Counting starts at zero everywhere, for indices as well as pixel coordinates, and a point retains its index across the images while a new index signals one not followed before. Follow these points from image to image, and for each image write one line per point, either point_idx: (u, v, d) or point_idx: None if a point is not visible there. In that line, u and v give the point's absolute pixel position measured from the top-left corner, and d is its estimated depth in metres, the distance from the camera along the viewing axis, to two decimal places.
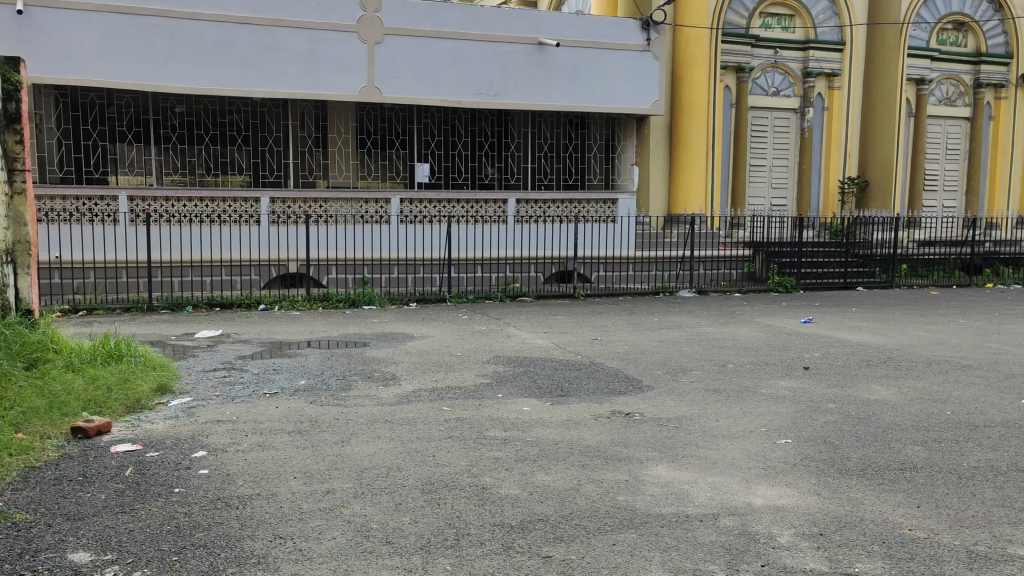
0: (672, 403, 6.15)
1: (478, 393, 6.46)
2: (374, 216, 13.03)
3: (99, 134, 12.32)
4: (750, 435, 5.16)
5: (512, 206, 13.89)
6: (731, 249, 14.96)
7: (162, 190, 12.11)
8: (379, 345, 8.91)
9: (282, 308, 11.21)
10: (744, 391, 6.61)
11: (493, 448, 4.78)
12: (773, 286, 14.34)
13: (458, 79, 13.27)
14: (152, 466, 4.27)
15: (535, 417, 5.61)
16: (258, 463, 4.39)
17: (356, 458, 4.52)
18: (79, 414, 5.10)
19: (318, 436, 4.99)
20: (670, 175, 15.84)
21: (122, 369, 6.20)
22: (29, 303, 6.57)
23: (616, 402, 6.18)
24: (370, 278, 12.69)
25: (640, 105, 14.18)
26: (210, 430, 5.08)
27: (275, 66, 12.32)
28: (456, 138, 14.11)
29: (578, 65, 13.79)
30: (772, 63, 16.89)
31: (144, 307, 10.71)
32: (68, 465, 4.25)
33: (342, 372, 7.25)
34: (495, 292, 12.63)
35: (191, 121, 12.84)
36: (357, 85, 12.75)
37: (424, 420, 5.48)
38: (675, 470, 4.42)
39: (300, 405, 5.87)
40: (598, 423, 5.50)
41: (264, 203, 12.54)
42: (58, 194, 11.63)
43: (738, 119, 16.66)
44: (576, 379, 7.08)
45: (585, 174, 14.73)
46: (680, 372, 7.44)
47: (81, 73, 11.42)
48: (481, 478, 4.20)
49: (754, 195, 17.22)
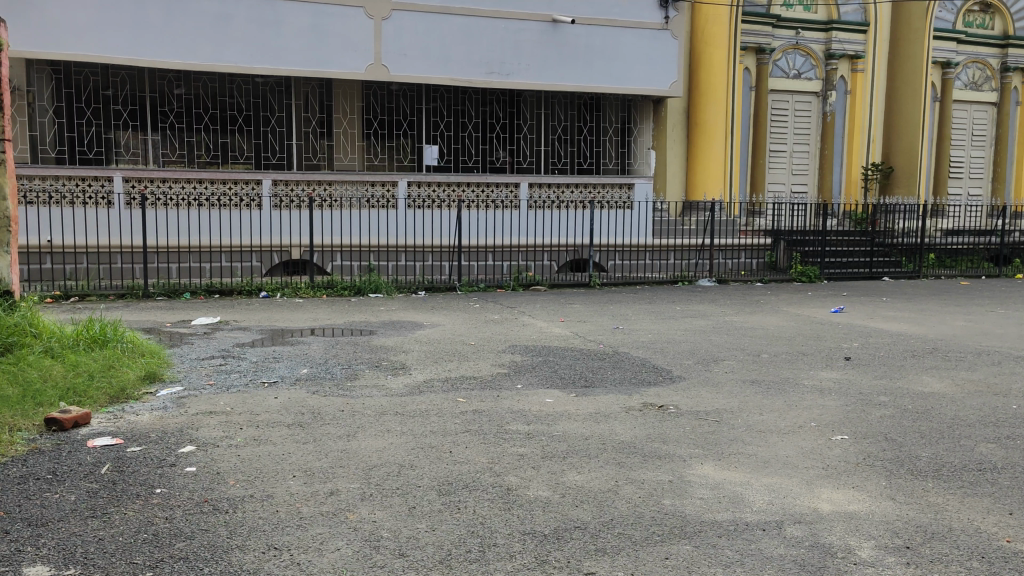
0: (709, 396, 5.62)
1: (495, 383, 5.95)
2: (380, 201, 12.58)
3: (93, 113, 11.89)
4: (800, 431, 4.64)
5: (524, 190, 13.39)
6: (752, 238, 14.44)
7: (159, 171, 11.65)
8: (387, 333, 8.41)
9: (284, 296, 10.74)
10: (785, 382, 6.09)
11: (516, 443, 4.26)
12: (795, 275, 13.81)
13: (468, 57, 12.74)
14: (132, 463, 3.78)
15: (559, 410, 5.10)
16: (253, 460, 3.89)
17: (364, 454, 4.02)
18: (56, 404, 4.67)
19: (321, 429, 4.50)
20: (687, 160, 15.33)
21: (107, 355, 5.74)
22: (9, 284, 6.17)
23: (648, 393, 5.67)
24: (377, 265, 12.21)
25: (658, 88, 13.63)
26: (201, 423, 4.59)
27: (278, 42, 11.82)
28: (466, 119, 13.64)
29: (592, 43, 13.26)
30: (794, 44, 16.29)
31: (140, 293, 10.25)
32: (37, 461, 3.78)
33: (347, 361, 6.74)
34: (507, 281, 12.11)
35: (191, 100, 12.33)
36: (364, 62, 12.24)
37: (437, 412, 4.97)
38: (722, 469, 3.89)
39: (302, 395, 5.36)
40: (630, 416, 4.98)
41: (266, 185, 12.10)
42: (50, 175, 11.23)
43: (758, 103, 16.12)
44: (601, 369, 6.58)
45: (600, 158, 14.28)
46: (712, 362, 6.93)
47: (73, 46, 10.94)
48: (505, 477, 3.69)
49: (774, 181, 16.67)
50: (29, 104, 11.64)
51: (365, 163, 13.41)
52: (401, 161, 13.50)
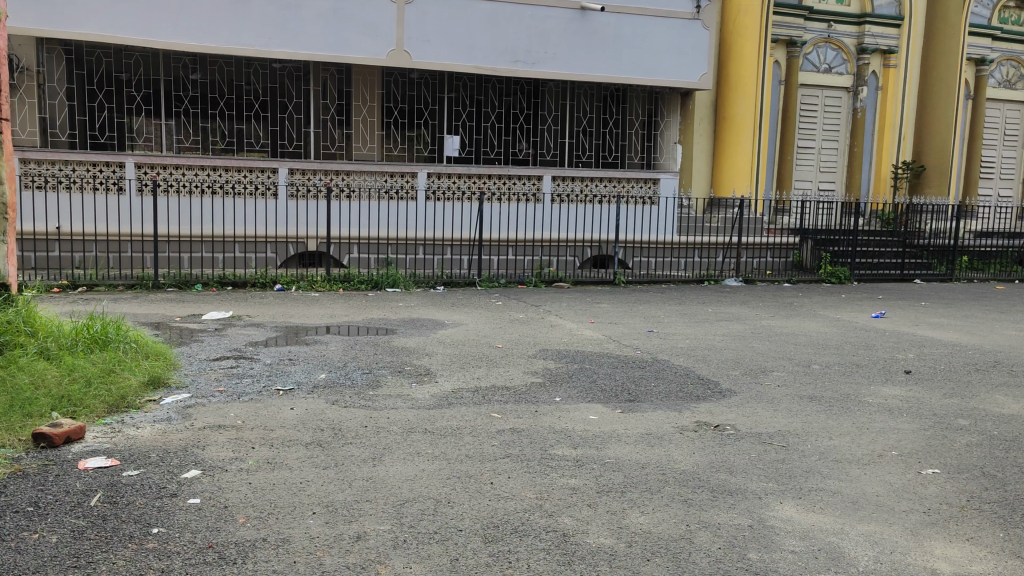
0: (766, 412, 5.05)
1: (529, 396, 5.43)
2: (400, 192, 12.03)
3: (105, 96, 11.45)
4: (880, 461, 4.08)
5: (547, 184, 12.82)
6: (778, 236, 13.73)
7: (171, 157, 11.15)
8: (408, 332, 7.89)
9: (300, 289, 10.25)
10: (847, 399, 5.51)
11: (566, 473, 3.76)
12: (824, 276, 13.18)
13: (492, 45, 12.19)
14: (127, 494, 3.31)
15: (606, 431, 4.58)
16: (265, 491, 3.39)
17: (393, 485, 3.51)
18: (46, 416, 4.23)
19: (343, 451, 4.00)
20: (714, 156, 14.73)
21: (107, 357, 5.25)
22: (5, 276, 5.73)
23: (699, 410, 5.13)
24: (394, 259, 11.73)
25: (687, 79, 13.07)
26: (209, 440, 4.12)
27: (296, 26, 11.29)
28: (488, 109, 13.09)
29: (621, 33, 12.68)
30: (825, 38, 15.63)
31: (150, 284, 9.77)
32: (18, 489, 3.32)
33: (367, 365, 6.23)
34: (529, 277, 11.58)
35: (207, 85, 11.83)
36: (386, 48, 11.70)
37: (472, 430, 4.46)
38: (808, 511, 3.31)
39: (320, 407, 4.86)
40: (685, 439, 4.42)
41: (282, 173, 11.58)
42: (60, 159, 10.72)
43: (787, 98, 15.50)
44: (642, 379, 6.04)
45: (625, 152, 13.75)
46: (761, 373, 6.37)
47: (81, 22, 10.44)
48: (558, 518, 3.17)
49: (801, 179, 16.08)
50: (39, 85, 11.26)
51: (384, 152, 12.91)
52: (420, 152, 12.96)
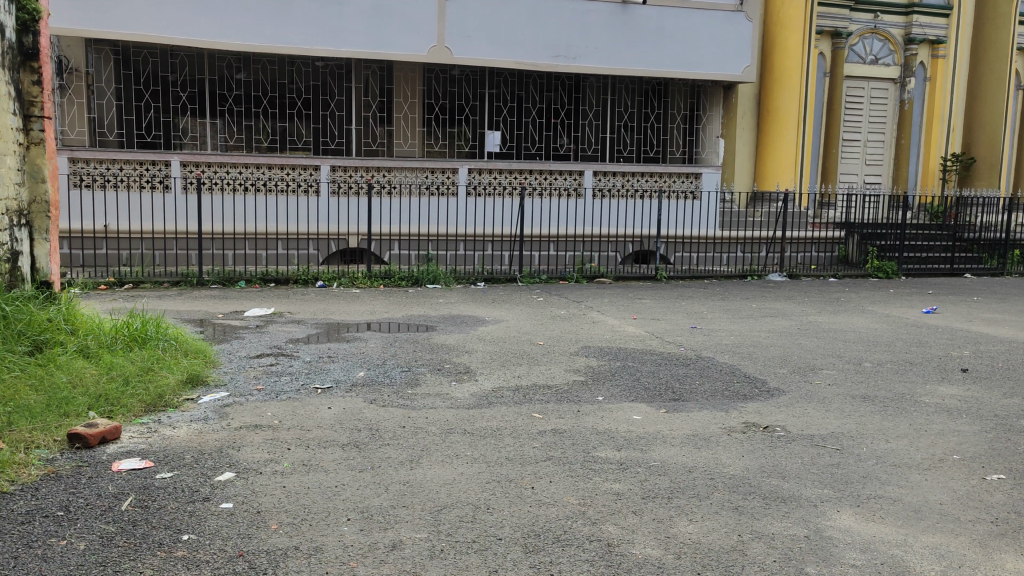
0: (818, 412, 4.85)
1: (571, 395, 5.29)
2: (441, 187, 11.94)
3: (152, 96, 11.53)
4: (942, 465, 3.88)
5: (589, 178, 12.65)
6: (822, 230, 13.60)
7: (215, 155, 11.17)
8: (448, 329, 7.79)
9: (341, 285, 10.21)
10: (902, 399, 5.29)
11: (610, 477, 3.62)
12: (871, 271, 12.86)
13: (534, 40, 12.04)
14: (159, 497, 3.24)
15: (651, 432, 4.43)
16: (299, 496, 3.29)
17: (431, 489, 3.40)
18: (83, 415, 4.17)
19: (380, 452, 3.89)
20: (758, 150, 14.42)
21: (146, 356, 5.19)
22: (48, 274, 5.78)
23: (747, 409, 4.95)
24: (435, 255, 11.65)
25: (731, 73, 12.81)
26: (245, 440, 4.04)
27: (338, 23, 11.23)
28: (529, 104, 12.94)
29: (663, 26, 12.45)
30: (872, 28, 15.16)
31: (194, 281, 9.79)
32: (50, 492, 3.26)
33: (407, 362, 6.13)
34: (570, 272, 11.43)
35: (251, 84, 11.83)
36: (427, 45, 11.60)
37: (512, 431, 4.34)
38: (868, 521, 3.13)
39: (358, 406, 4.76)
40: (734, 441, 4.25)
41: (324, 170, 11.53)
42: (107, 158, 10.78)
43: (832, 89, 15.17)
44: (687, 377, 5.87)
45: (666, 147, 13.55)
46: (810, 371, 6.16)
47: (127, 23, 10.47)
48: (602, 527, 3.03)
49: (846, 172, 15.64)
50: (88, 86, 11.26)
51: (425, 149, 12.82)
52: (461, 148, 12.87)
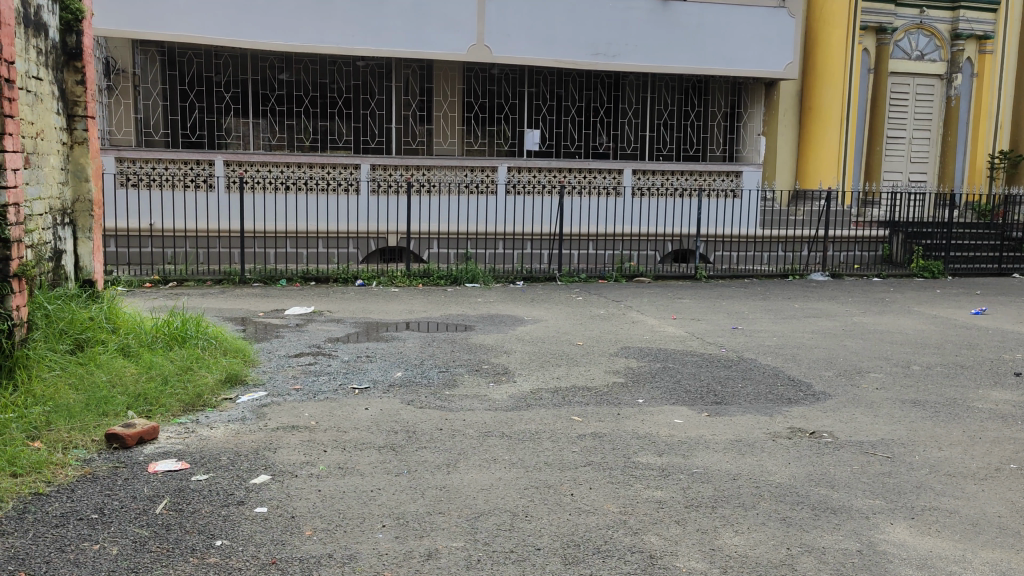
0: (866, 417, 4.71)
1: (611, 397, 5.19)
2: (480, 186, 11.87)
3: (196, 96, 11.61)
4: (998, 475, 3.73)
5: (628, 177, 12.51)
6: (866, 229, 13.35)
7: (257, 154, 11.21)
8: (487, 329, 7.71)
9: (381, 284, 10.18)
10: (954, 404, 5.12)
11: (651, 484, 3.52)
12: (916, 270, 12.53)
13: (574, 38, 11.92)
14: (194, 501, 3.20)
15: (694, 436, 4.31)
16: (334, 501, 3.24)
17: (468, 496, 3.33)
18: (123, 414, 4.13)
19: (416, 455, 3.83)
20: (800, 147, 14.19)
21: (186, 355, 5.13)
22: (91, 272, 5.81)
23: (791, 413, 4.82)
24: (474, 253, 11.58)
25: (773, 69, 12.59)
26: (282, 442, 4.00)
27: (378, 22, 11.22)
28: (568, 103, 12.84)
29: (704, 22, 12.28)
30: (918, 24, 14.82)
31: (236, 280, 9.82)
32: (85, 495, 3.22)
33: (445, 363, 6.06)
34: (609, 271, 11.31)
35: (293, 84, 11.87)
36: (467, 43, 11.54)
37: (551, 435, 4.26)
38: (922, 534, 3.01)
39: (395, 407, 4.71)
40: (779, 446, 4.13)
41: (365, 169, 11.52)
42: (152, 157, 10.84)
43: (876, 86, 14.83)
44: (730, 380, 5.74)
45: (707, 145, 13.37)
46: (857, 373, 5.99)
47: (171, 24, 10.55)
48: (644, 537, 2.94)
49: (890, 169, 15.35)
50: (134, 86, 11.39)
51: (465, 147, 12.77)
52: (500, 147, 12.81)
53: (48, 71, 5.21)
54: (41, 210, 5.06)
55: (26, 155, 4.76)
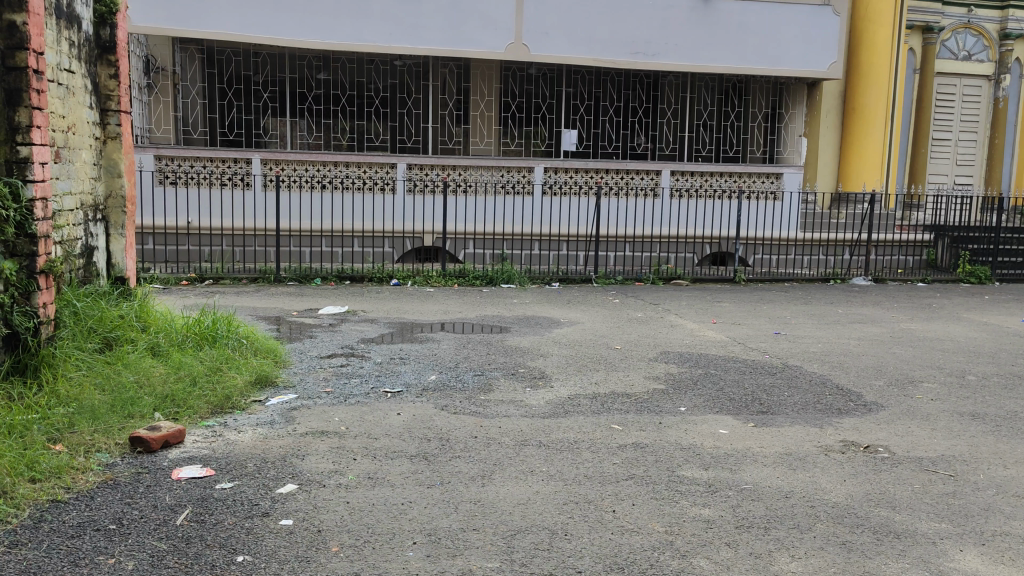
0: (923, 431, 4.46)
1: (652, 405, 4.98)
2: (516, 187, 11.68)
3: (234, 94, 11.55)
4: None
5: (666, 178, 12.26)
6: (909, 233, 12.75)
7: (295, 153, 11.13)
8: (522, 331, 7.52)
9: (416, 284, 10.04)
10: (1016, 417, 4.84)
11: (698, 501, 3.32)
12: (963, 276, 12.13)
13: (614, 36, 11.70)
14: (218, 511, 3.06)
15: (740, 449, 4.10)
16: (363, 514, 3.08)
17: (504, 511, 3.16)
18: (148, 417, 3.98)
19: (450, 465, 3.66)
20: (843, 148, 13.85)
21: (216, 356, 4.97)
22: (123, 269, 5.70)
23: (841, 425, 4.58)
24: (509, 254, 11.40)
25: (816, 68, 12.26)
26: (310, 448, 3.84)
27: (416, 20, 11.08)
28: (607, 102, 12.63)
29: (746, 20, 12.00)
30: (965, 23, 14.38)
31: (271, 279, 9.73)
32: (104, 504, 3.08)
33: (479, 366, 5.89)
34: (647, 274, 11.08)
35: (330, 83, 11.78)
36: (505, 42, 11.38)
37: (591, 445, 4.06)
38: (994, 563, 2.80)
39: (428, 413, 4.53)
40: (832, 461, 3.90)
41: (401, 168, 11.42)
42: (191, 155, 10.79)
43: (922, 86, 14.43)
44: (775, 387, 5.50)
45: (748, 145, 13.07)
46: (910, 383, 5.72)
47: (211, 22, 10.49)
48: (691, 560, 2.75)
49: (935, 172, 14.92)
50: (174, 84, 11.28)
51: (501, 147, 12.61)
52: (537, 147, 12.62)
53: (81, 65, 5.10)
54: (72, 206, 4.94)
55: (56, 149, 4.63)
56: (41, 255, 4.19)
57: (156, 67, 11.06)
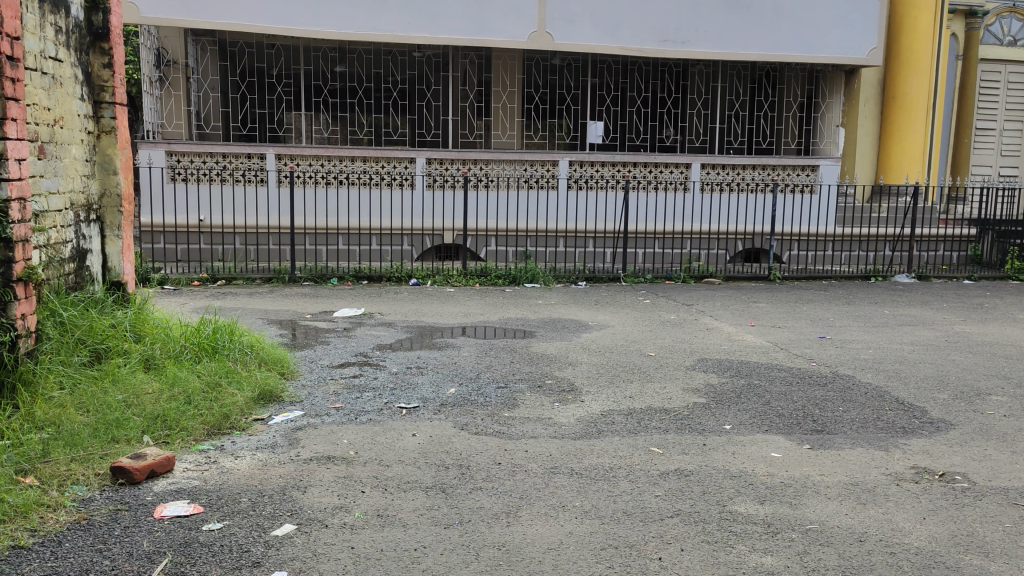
0: (1002, 455, 3.97)
1: (694, 422, 4.51)
2: (540, 181, 11.16)
3: (247, 87, 11.16)
4: None
5: (696, 172, 11.71)
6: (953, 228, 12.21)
7: (311, 147, 10.69)
8: (549, 336, 7.07)
9: (436, 283, 9.62)
10: None
11: (758, 546, 2.86)
12: (1012, 273, 11.46)
13: (642, 23, 11.19)
14: (201, 560, 2.64)
15: (798, 476, 3.62)
16: (368, 564, 2.65)
17: (533, 559, 2.72)
18: (136, 441, 3.59)
19: (470, 500, 3.22)
20: (881, 139, 13.27)
21: (216, 368, 4.56)
22: (120, 274, 5.31)
23: (908, 447, 4.09)
24: (533, 252, 10.98)
25: (854, 55, 11.70)
26: (314, 478, 3.42)
27: (435, 9, 10.65)
28: (633, 93, 12.15)
29: (780, 6, 11.44)
30: (1010, 7, 13.63)
31: (286, 278, 9.34)
32: (71, 553, 2.67)
33: (503, 377, 5.44)
34: (677, 271, 10.60)
35: (349, 75, 11.41)
36: (527, 31, 10.91)
37: (628, 473, 3.61)
38: None
39: (447, 433, 4.09)
40: (906, 493, 3.42)
41: (420, 164, 10.97)
42: (204, 152, 10.39)
43: (965, 74, 13.80)
44: (828, 401, 5.01)
45: (781, 137, 12.54)
46: (977, 395, 5.20)
47: (221, 12, 10.09)
48: None
49: (979, 164, 14.31)
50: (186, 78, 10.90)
51: (524, 140, 12.21)
52: (562, 140, 12.07)
53: (70, 53, 4.71)
54: (59, 206, 4.57)
55: (39, 144, 4.26)
56: (19, 261, 3.80)
57: (167, 59, 10.66)
